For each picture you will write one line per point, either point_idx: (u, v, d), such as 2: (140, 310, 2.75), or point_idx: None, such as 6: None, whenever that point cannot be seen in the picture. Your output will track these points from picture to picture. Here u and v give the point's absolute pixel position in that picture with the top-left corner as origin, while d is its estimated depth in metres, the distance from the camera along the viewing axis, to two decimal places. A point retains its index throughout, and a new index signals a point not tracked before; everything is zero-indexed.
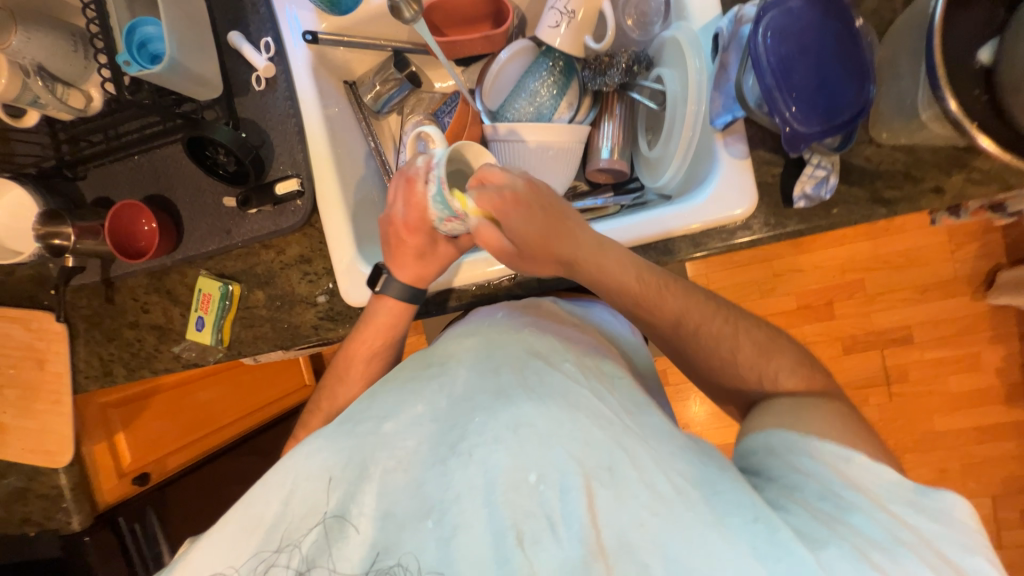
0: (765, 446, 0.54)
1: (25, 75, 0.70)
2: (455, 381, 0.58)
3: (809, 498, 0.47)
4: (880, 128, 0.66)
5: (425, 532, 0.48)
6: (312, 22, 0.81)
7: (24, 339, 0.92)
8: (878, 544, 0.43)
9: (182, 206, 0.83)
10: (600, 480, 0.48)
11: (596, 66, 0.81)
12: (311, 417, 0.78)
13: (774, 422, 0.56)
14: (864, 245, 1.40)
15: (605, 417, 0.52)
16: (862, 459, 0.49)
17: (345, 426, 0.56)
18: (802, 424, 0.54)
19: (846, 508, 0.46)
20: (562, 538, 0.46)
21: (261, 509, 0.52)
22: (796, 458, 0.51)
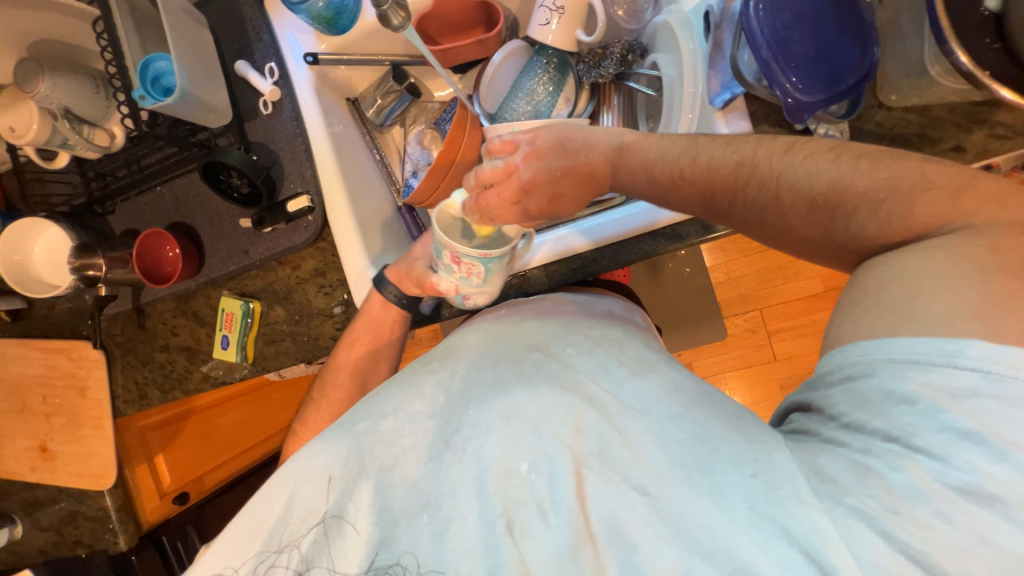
0: (845, 369, 0.42)
1: (54, 120, 0.76)
2: (453, 375, 0.59)
3: (874, 445, 0.39)
4: (889, 90, 0.63)
5: (421, 526, 0.48)
6: (311, 44, 0.84)
7: (67, 368, 0.98)
8: (946, 497, 0.35)
9: (203, 231, 0.86)
10: (590, 465, 0.47)
11: (591, 59, 0.82)
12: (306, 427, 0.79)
13: (872, 324, 0.41)
14: None
15: (599, 400, 0.52)
16: (981, 348, 0.36)
17: (344, 426, 0.55)
18: (901, 316, 0.40)
19: (925, 456, 0.36)
20: (551, 525, 0.46)
21: (264, 513, 0.52)
22: (868, 385, 0.40)
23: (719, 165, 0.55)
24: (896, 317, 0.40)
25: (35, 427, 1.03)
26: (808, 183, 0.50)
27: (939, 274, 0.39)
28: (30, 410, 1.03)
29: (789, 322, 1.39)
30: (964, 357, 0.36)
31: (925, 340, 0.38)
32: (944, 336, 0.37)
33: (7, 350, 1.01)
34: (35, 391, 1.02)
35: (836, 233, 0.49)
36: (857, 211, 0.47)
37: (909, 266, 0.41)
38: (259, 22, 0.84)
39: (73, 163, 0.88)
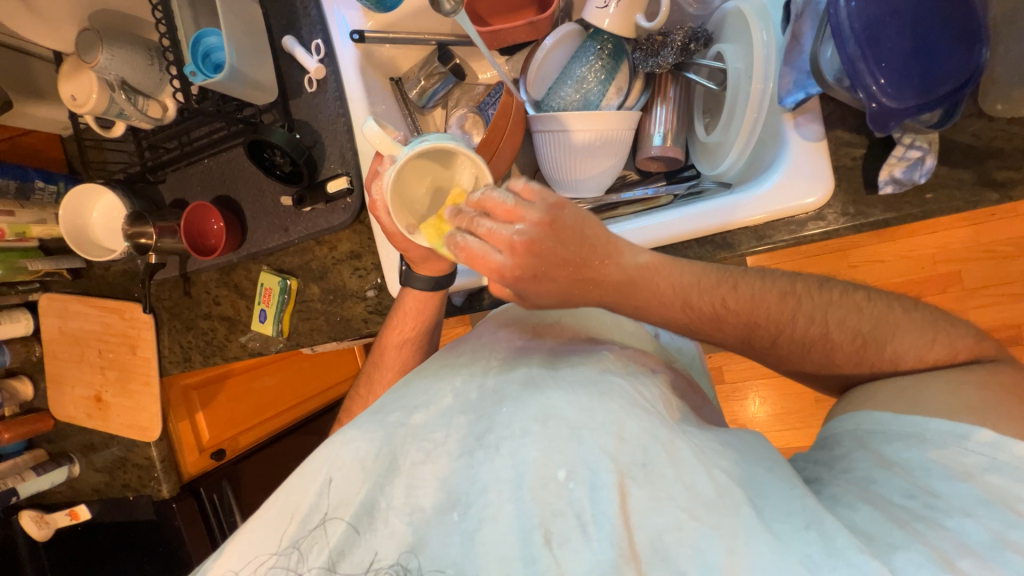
0: (856, 440, 0.51)
1: (111, 90, 0.78)
2: (485, 372, 0.57)
3: (895, 497, 0.44)
4: (993, 98, 0.56)
5: (451, 525, 0.48)
6: (358, 21, 0.82)
7: (120, 327, 1.04)
8: (978, 550, 0.39)
9: (246, 206, 0.88)
10: (633, 478, 0.45)
11: (648, 46, 0.76)
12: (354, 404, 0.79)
13: (880, 405, 0.51)
14: (963, 233, 1.23)
15: (641, 406, 0.50)
16: (984, 436, 0.44)
17: (376, 415, 0.55)
18: (916, 407, 0.48)
19: (942, 509, 0.42)
20: (591, 539, 0.44)
21: (297, 498, 0.52)
22: (885, 448, 0.48)
23: (762, 298, 0.54)
24: (909, 408, 0.49)
25: (91, 377, 1.11)
26: (847, 320, 0.54)
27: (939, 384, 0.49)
28: (87, 362, 1.10)
29: None
30: (970, 440, 0.44)
31: (940, 421, 0.46)
32: (951, 421, 0.46)
33: (68, 305, 1.08)
34: (91, 345, 1.09)
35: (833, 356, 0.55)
36: (886, 342, 0.53)
37: (920, 382, 0.50)
38: None
39: (128, 132, 0.91)
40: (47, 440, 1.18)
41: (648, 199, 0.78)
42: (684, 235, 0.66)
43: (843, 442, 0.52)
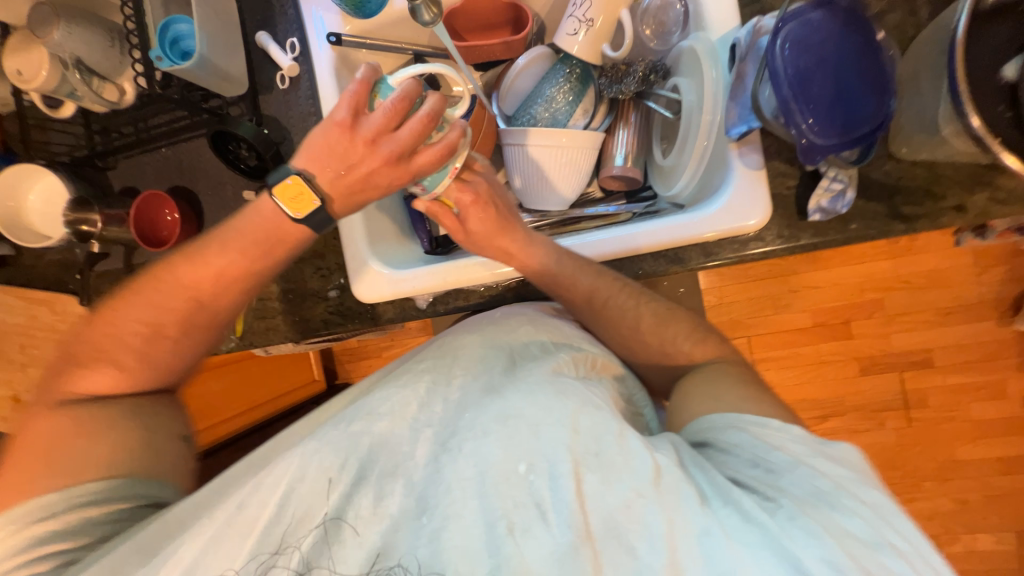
0: (704, 434, 0.57)
1: (65, 67, 0.75)
2: (449, 382, 0.58)
3: (744, 469, 0.51)
4: (900, 143, 0.64)
5: (419, 528, 0.48)
6: (336, 23, 0.81)
7: (49, 321, 0.96)
8: (806, 500, 0.46)
9: (204, 198, 0.86)
10: (587, 465, 0.48)
11: (613, 74, 0.82)
12: (158, 339, 0.71)
13: (704, 406, 0.60)
14: (883, 264, 1.38)
15: (594, 403, 0.52)
16: (778, 424, 0.53)
17: (337, 425, 0.54)
18: (721, 405, 0.59)
19: (779, 473, 0.49)
20: (551, 525, 0.46)
21: (254, 512, 0.50)
22: (723, 436, 0.55)
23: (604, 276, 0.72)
24: (716, 405, 0.59)
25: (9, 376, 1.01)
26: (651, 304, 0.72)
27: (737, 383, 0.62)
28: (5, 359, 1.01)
29: (772, 352, 1.44)
30: (768, 425, 0.53)
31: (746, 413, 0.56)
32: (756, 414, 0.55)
33: None
34: (12, 341, 1.00)
35: (674, 343, 0.71)
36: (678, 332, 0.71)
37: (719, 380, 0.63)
38: None
39: (77, 114, 0.86)
40: None
41: (609, 215, 0.84)
42: (642, 249, 0.70)
43: (700, 440, 0.57)
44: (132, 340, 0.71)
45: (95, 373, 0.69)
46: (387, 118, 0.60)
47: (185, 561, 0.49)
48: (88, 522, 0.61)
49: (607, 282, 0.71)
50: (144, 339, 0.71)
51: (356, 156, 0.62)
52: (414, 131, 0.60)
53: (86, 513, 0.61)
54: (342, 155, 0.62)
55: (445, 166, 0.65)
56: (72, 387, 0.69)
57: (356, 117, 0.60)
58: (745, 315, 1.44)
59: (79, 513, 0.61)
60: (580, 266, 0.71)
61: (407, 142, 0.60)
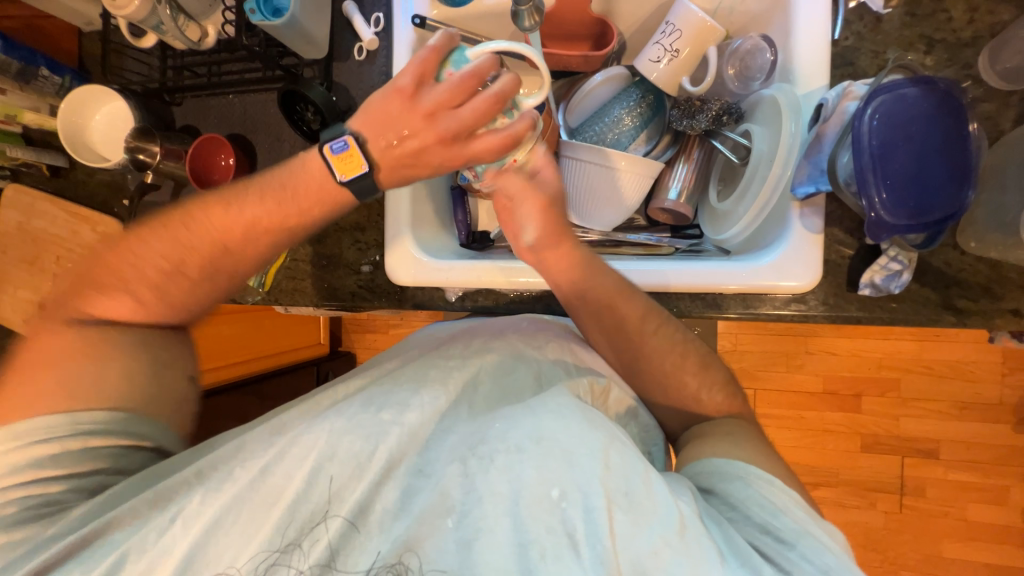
0: (710, 481, 0.56)
1: (156, 1, 0.75)
2: (477, 389, 0.59)
3: (755, 532, 0.50)
4: (969, 235, 0.63)
5: (445, 531, 0.49)
6: (423, 6, 0.81)
7: (88, 238, 0.98)
8: None
9: (260, 150, 0.88)
10: (618, 504, 0.47)
11: (686, 107, 0.80)
12: (174, 282, 0.71)
13: (711, 449, 0.60)
14: (911, 346, 1.35)
15: (621, 439, 0.51)
16: (783, 484, 0.54)
17: (368, 409, 0.56)
18: (728, 451, 0.59)
19: (789, 543, 0.48)
20: (582, 557, 0.46)
21: (283, 483, 0.51)
22: (732, 488, 0.54)
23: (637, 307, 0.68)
24: (722, 449, 0.59)
25: (39, 283, 1.04)
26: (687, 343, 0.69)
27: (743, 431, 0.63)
28: (39, 266, 1.03)
29: (778, 410, 1.42)
30: (777, 486, 0.53)
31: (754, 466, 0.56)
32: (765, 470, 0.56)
33: (35, 202, 1.01)
34: (49, 250, 1.02)
35: (701, 394, 0.68)
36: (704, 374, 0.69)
37: (725, 424, 0.64)
38: None
39: (156, 46, 0.88)
40: None
41: (651, 246, 0.84)
42: (681, 288, 0.70)
43: (705, 486, 0.56)
44: (150, 278, 0.70)
45: (113, 301, 0.70)
46: (452, 93, 0.61)
47: (189, 549, 0.50)
48: (101, 457, 0.62)
49: (646, 313, 0.68)
50: (155, 278, 0.70)
51: (417, 127, 0.63)
52: (479, 111, 0.60)
53: (89, 443, 0.61)
54: (401, 121, 0.63)
55: (506, 156, 0.65)
56: (86, 308, 0.69)
57: (421, 84, 0.62)
58: (758, 368, 1.42)
59: (90, 444, 0.61)
60: (624, 293, 0.68)
61: (467, 122, 0.61)
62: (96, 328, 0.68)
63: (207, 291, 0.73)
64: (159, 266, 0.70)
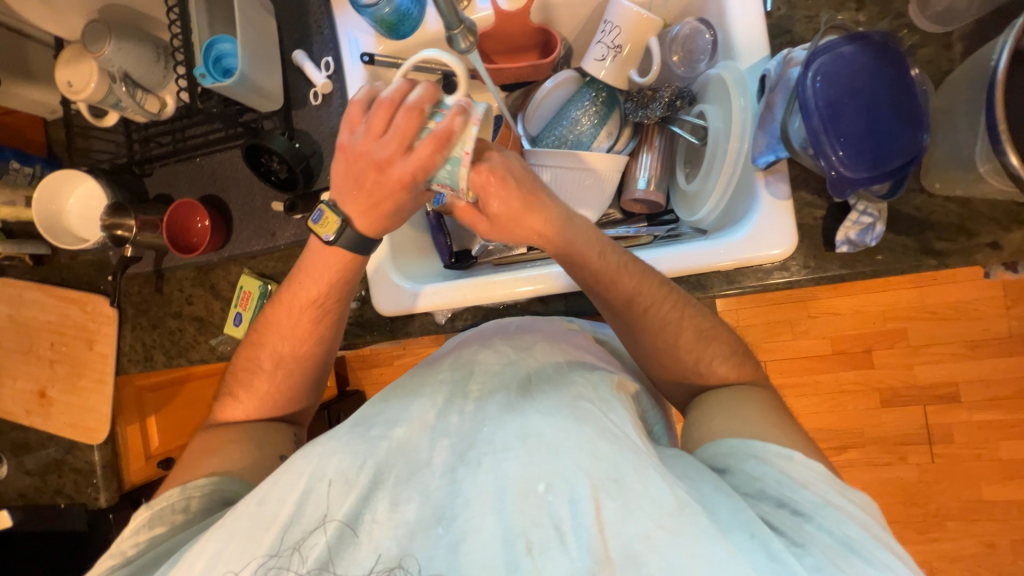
0: (725, 461, 0.54)
1: (112, 81, 0.77)
2: (467, 396, 0.58)
3: (772, 507, 0.48)
4: (932, 177, 0.64)
5: (434, 539, 0.47)
6: (370, 44, 0.84)
7: (79, 319, 0.99)
8: (837, 548, 0.44)
9: (234, 207, 0.89)
10: (606, 491, 0.46)
11: (639, 99, 0.83)
12: (255, 376, 0.73)
13: (726, 429, 0.58)
14: (910, 293, 1.35)
15: (611, 430, 0.51)
16: (800, 456, 0.52)
17: (359, 429, 0.55)
18: (743, 429, 0.57)
19: (805, 515, 0.47)
20: (570, 548, 0.45)
21: (274, 508, 0.50)
22: (748, 466, 0.52)
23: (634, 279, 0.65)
24: (738, 426, 0.58)
25: (37, 371, 1.04)
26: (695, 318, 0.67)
27: (757, 404, 0.61)
28: (34, 355, 1.04)
29: (790, 379, 1.41)
30: (794, 460, 0.51)
31: (770, 442, 0.54)
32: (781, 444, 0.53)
33: (24, 293, 1.02)
34: (43, 337, 1.03)
35: (707, 364, 0.66)
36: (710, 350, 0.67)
37: (738, 397, 0.62)
38: (322, 15, 0.86)
39: (120, 123, 0.90)
40: None
41: (630, 237, 0.84)
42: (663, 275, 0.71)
43: (721, 466, 0.55)
44: (238, 377, 0.74)
45: (222, 404, 0.74)
46: (378, 124, 0.55)
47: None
48: (185, 513, 0.60)
49: (650, 287, 0.65)
50: (240, 374, 0.74)
51: (375, 178, 0.58)
52: (405, 127, 0.53)
53: (193, 492, 0.61)
54: (365, 183, 0.59)
55: (454, 157, 0.53)
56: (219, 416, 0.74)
57: (351, 133, 0.58)
58: (763, 340, 1.42)
59: (185, 499, 0.60)
60: (624, 265, 0.65)
61: (403, 140, 0.54)
62: (212, 427, 0.72)
63: (302, 375, 0.74)
64: (256, 364, 0.73)
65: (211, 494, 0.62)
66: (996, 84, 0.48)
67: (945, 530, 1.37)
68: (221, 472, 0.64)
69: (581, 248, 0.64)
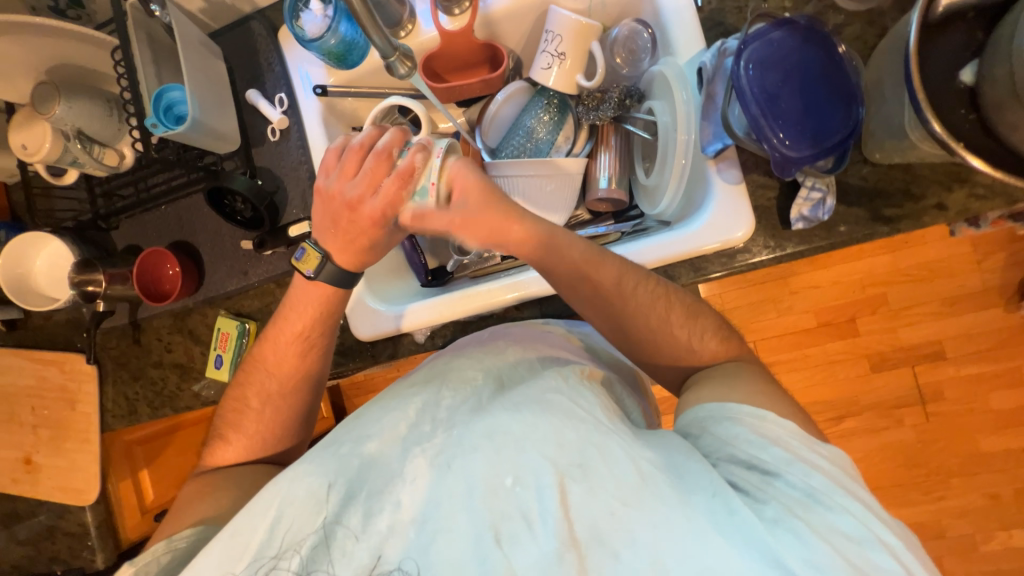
0: (699, 426, 0.55)
1: (66, 140, 0.77)
2: (438, 403, 0.58)
3: (740, 468, 0.48)
4: (872, 148, 0.66)
5: (407, 539, 0.49)
6: (321, 76, 0.86)
7: (59, 380, 0.98)
8: (801, 501, 0.45)
9: (204, 250, 0.88)
10: (571, 476, 0.48)
11: (590, 101, 0.84)
12: (243, 416, 0.72)
13: (705, 395, 0.58)
14: (883, 259, 1.38)
15: (578, 416, 0.52)
16: (774, 416, 0.51)
17: (328, 448, 0.55)
18: (720, 394, 0.57)
19: (775, 474, 0.47)
20: (537, 534, 0.46)
21: (248, 535, 0.50)
22: (721, 428, 0.52)
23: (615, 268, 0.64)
24: (717, 391, 0.58)
25: (20, 438, 1.03)
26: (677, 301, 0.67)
27: (734, 373, 0.61)
28: (17, 422, 1.03)
29: (779, 355, 1.43)
30: (766, 419, 0.51)
31: (744, 404, 0.54)
32: (755, 405, 0.53)
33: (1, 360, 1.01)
34: (24, 403, 1.01)
35: (691, 346, 0.66)
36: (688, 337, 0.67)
37: (720, 370, 0.63)
38: (272, 53, 0.87)
39: (81, 179, 0.90)
40: None
41: (599, 235, 0.86)
42: None
43: (695, 431, 0.55)
44: (227, 419, 0.73)
45: (213, 447, 0.73)
46: (350, 167, 0.60)
47: None
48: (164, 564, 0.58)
49: (631, 274, 0.65)
50: (230, 418, 0.73)
51: (349, 218, 0.62)
52: (375, 169, 0.58)
53: (177, 537, 0.59)
54: (341, 223, 0.63)
55: (421, 188, 0.58)
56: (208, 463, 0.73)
57: (326, 177, 0.62)
58: (748, 321, 1.43)
59: (169, 542, 0.59)
60: (605, 254, 0.65)
61: (375, 180, 0.59)
62: (203, 473, 0.70)
63: (290, 411, 0.74)
64: (245, 404, 0.73)
65: (195, 542, 0.59)
66: (910, 58, 0.50)
67: (948, 487, 1.39)
68: (209, 519, 0.62)
69: (559, 242, 0.64)
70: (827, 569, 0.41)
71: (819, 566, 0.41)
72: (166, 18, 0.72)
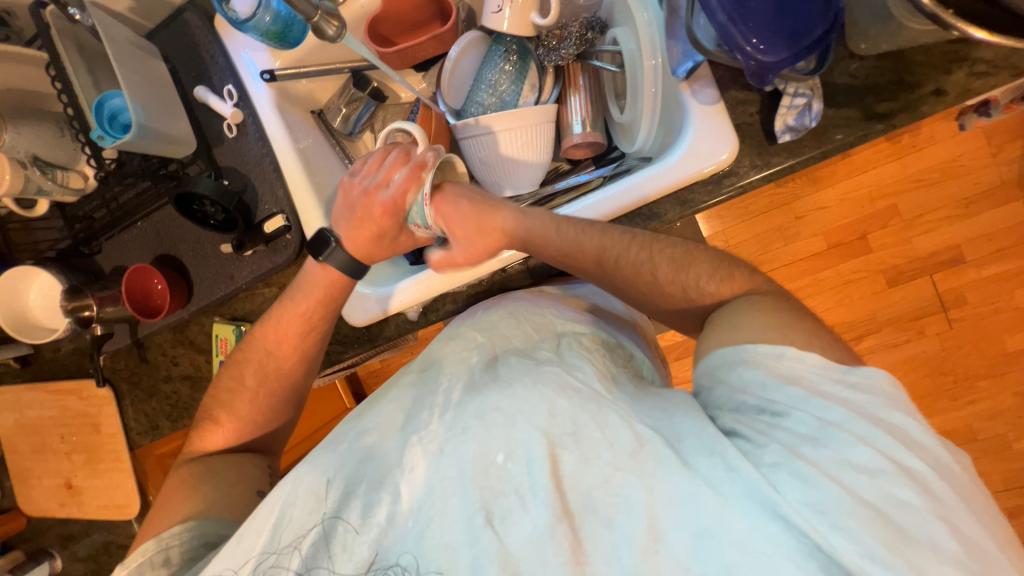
0: (711, 376, 0.54)
1: (24, 168, 0.76)
2: (435, 386, 0.60)
3: (749, 415, 0.49)
4: (857, 39, 0.61)
5: (403, 530, 0.49)
6: (266, 61, 0.82)
7: (79, 408, 1.00)
8: (810, 438, 0.44)
9: (187, 260, 0.87)
10: (563, 446, 0.49)
11: (550, 41, 0.80)
12: (247, 397, 0.74)
13: (717, 339, 0.55)
14: (890, 167, 1.31)
15: (571, 387, 0.54)
16: (793, 351, 0.50)
17: (331, 446, 0.57)
18: (738, 334, 0.53)
19: (782, 414, 0.47)
20: (530, 508, 0.47)
21: (251, 541, 0.52)
22: (736, 376, 0.51)
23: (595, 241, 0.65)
24: (738, 333, 0.54)
25: (58, 465, 1.07)
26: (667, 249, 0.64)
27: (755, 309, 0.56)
28: (51, 451, 1.07)
29: (793, 283, 1.38)
30: (786, 356, 0.50)
31: (764, 343, 0.51)
32: (772, 341, 0.51)
33: (21, 396, 1.03)
34: (53, 432, 1.05)
35: (695, 287, 0.61)
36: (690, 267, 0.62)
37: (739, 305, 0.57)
38: (211, 44, 0.83)
39: (54, 208, 0.89)
40: (23, 540, 1.13)
41: (581, 185, 0.82)
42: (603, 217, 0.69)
43: (707, 384, 0.54)
44: (237, 426, 0.73)
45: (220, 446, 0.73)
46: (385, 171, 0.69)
47: None
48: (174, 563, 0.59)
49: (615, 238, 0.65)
50: (236, 428, 0.73)
51: (364, 205, 0.70)
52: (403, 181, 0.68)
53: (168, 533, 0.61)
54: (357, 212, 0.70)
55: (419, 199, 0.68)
56: None
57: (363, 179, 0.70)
58: (757, 253, 1.38)
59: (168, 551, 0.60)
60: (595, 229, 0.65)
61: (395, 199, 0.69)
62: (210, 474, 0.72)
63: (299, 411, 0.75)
64: (244, 411, 0.73)
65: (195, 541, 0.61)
66: None
67: (978, 391, 1.36)
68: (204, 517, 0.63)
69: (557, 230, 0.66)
70: (827, 510, 0.40)
71: (824, 509, 0.40)
72: (88, 21, 0.69)
